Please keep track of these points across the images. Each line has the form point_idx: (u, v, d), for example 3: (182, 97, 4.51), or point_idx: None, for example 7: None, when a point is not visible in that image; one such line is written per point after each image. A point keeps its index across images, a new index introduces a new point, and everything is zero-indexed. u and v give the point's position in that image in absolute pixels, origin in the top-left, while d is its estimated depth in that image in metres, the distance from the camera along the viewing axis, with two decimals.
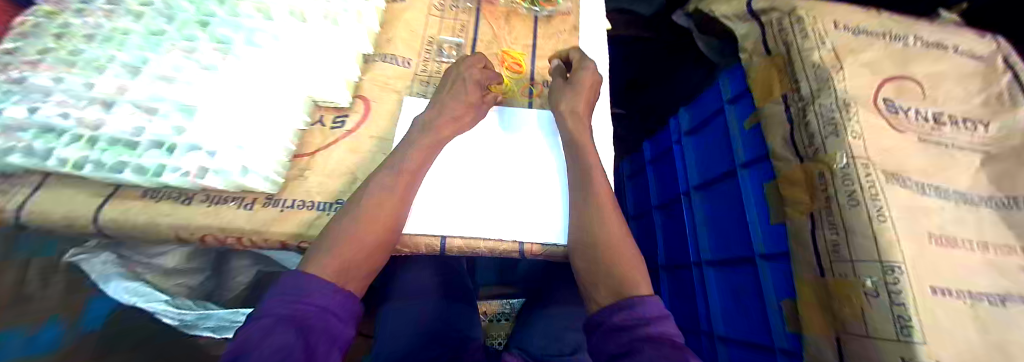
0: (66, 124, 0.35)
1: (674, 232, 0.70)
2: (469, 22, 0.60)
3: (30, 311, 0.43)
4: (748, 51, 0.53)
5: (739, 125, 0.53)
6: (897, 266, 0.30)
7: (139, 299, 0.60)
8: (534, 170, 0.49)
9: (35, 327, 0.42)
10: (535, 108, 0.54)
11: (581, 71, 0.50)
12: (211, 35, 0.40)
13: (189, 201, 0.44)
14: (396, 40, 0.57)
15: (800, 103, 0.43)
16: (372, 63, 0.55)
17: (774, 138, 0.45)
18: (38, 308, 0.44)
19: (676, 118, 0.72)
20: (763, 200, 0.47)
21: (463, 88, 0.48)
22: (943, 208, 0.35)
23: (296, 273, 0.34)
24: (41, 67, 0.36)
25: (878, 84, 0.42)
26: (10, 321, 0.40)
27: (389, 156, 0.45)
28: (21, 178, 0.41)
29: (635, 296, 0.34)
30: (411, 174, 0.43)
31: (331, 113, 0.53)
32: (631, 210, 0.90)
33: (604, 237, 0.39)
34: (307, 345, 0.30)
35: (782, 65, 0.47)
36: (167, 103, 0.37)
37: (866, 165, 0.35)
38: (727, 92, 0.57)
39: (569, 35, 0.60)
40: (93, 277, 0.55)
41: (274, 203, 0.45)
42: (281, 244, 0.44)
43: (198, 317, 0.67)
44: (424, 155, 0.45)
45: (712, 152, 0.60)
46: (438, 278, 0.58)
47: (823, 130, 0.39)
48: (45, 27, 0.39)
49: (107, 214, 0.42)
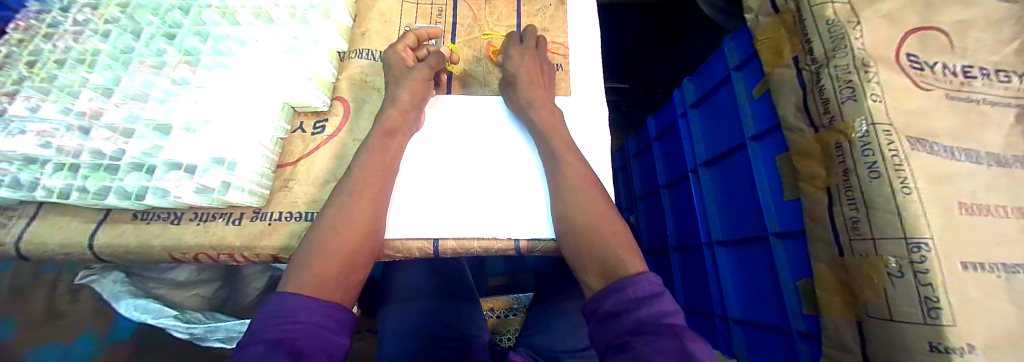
0: (48, 153, 0.35)
1: (682, 211, 0.68)
2: (446, 6, 0.56)
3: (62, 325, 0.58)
4: (752, 11, 0.48)
5: (747, 95, 0.50)
6: (924, 243, 0.28)
7: (148, 316, 0.61)
8: (524, 160, 0.47)
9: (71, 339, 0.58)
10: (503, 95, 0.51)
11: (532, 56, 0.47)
12: (179, 47, 0.39)
13: (179, 221, 0.43)
14: (371, 32, 0.54)
15: (813, 66, 0.39)
16: (348, 60, 0.52)
17: (788, 106, 0.41)
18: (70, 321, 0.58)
19: (681, 90, 0.68)
20: (776, 174, 0.44)
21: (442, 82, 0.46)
22: (973, 173, 0.32)
23: (280, 294, 0.33)
24: (17, 97, 0.36)
25: (898, 38, 0.37)
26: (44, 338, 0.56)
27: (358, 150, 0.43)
28: (17, 210, 0.43)
29: (627, 276, 0.32)
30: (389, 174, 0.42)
31: (311, 118, 0.50)
32: (639, 189, 0.88)
33: (582, 216, 0.37)
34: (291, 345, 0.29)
35: (791, 24, 0.42)
36: (141, 124, 0.37)
37: (889, 131, 0.32)
38: (733, 59, 0.53)
39: (556, 10, 0.55)
40: (109, 295, 0.60)
41: (262, 217, 0.44)
42: (273, 257, 0.43)
43: (208, 330, 0.65)
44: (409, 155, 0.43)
45: (720, 125, 0.56)
46: (437, 279, 0.57)
47: (840, 93, 0.35)
48: (17, 56, 0.40)
49: (100, 240, 0.42)
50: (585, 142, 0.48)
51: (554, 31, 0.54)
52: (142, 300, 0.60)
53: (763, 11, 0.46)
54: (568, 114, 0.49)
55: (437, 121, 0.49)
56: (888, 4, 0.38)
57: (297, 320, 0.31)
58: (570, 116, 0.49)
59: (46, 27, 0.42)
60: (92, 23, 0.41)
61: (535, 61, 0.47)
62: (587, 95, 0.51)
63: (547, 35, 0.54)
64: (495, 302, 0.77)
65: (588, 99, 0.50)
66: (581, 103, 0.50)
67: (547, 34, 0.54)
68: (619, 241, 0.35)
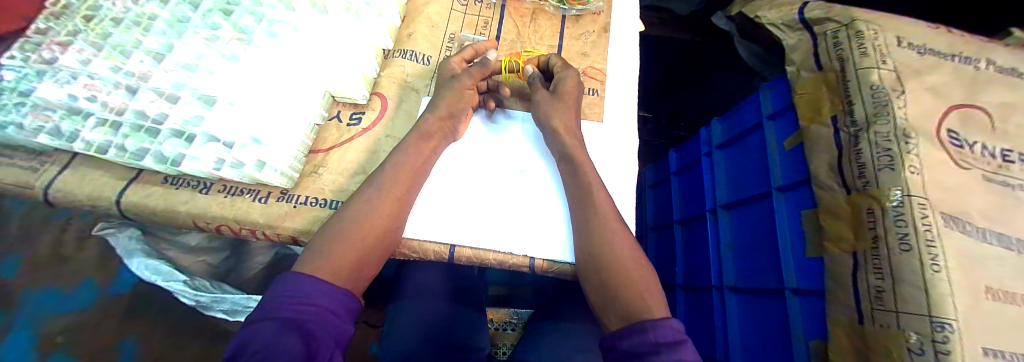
0: (92, 107, 0.37)
1: (695, 250, 0.67)
2: (492, 19, 0.57)
3: (67, 272, 0.53)
4: (794, 64, 0.49)
5: (778, 146, 0.50)
6: (948, 323, 0.28)
7: (158, 278, 0.60)
8: (549, 179, 0.48)
9: (70, 286, 0.53)
10: (519, 111, 0.53)
11: (563, 79, 0.47)
12: (234, 24, 0.40)
13: (207, 191, 0.44)
14: (417, 34, 0.55)
15: (852, 128, 0.39)
16: (391, 59, 0.54)
17: (820, 164, 0.41)
18: (75, 268, 0.54)
19: (708, 130, 0.68)
20: (799, 229, 0.44)
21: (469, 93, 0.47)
22: (1006, 259, 0.32)
23: (294, 275, 0.33)
24: (69, 49, 0.38)
25: (940, 111, 0.37)
26: (42, 282, 0.50)
27: (392, 149, 0.44)
28: (51, 157, 0.44)
29: (650, 320, 0.32)
30: (416, 174, 0.42)
31: (349, 109, 0.51)
32: (651, 221, 0.87)
33: (608, 249, 0.37)
34: (305, 336, 0.30)
35: (833, 81, 0.42)
36: (186, 92, 0.38)
37: (924, 205, 0.31)
38: (767, 107, 0.53)
39: (598, 37, 0.56)
40: (121, 252, 0.59)
41: (288, 198, 0.45)
42: (292, 239, 0.44)
43: (213, 300, 0.64)
44: (429, 157, 0.44)
45: (745, 170, 0.56)
46: (449, 284, 0.58)
47: (876, 159, 0.35)
48: (76, 10, 0.41)
49: (128, 198, 0.43)
50: (611, 169, 0.48)
51: (593, 57, 0.55)
52: (156, 261, 0.60)
53: (805, 66, 0.47)
54: (597, 139, 0.50)
55: (470, 129, 0.51)
56: (931, 77, 0.39)
57: (309, 305, 0.32)
58: (600, 141, 0.50)
59: None
60: None
61: (576, 93, 0.47)
62: (618, 123, 0.51)
63: (586, 59, 0.55)
64: (494, 314, 0.77)
65: (618, 127, 0.51)
66: (611, 131, 0.50)
67: (586, 59, 0.55)
68: (639, 274, 0.36)
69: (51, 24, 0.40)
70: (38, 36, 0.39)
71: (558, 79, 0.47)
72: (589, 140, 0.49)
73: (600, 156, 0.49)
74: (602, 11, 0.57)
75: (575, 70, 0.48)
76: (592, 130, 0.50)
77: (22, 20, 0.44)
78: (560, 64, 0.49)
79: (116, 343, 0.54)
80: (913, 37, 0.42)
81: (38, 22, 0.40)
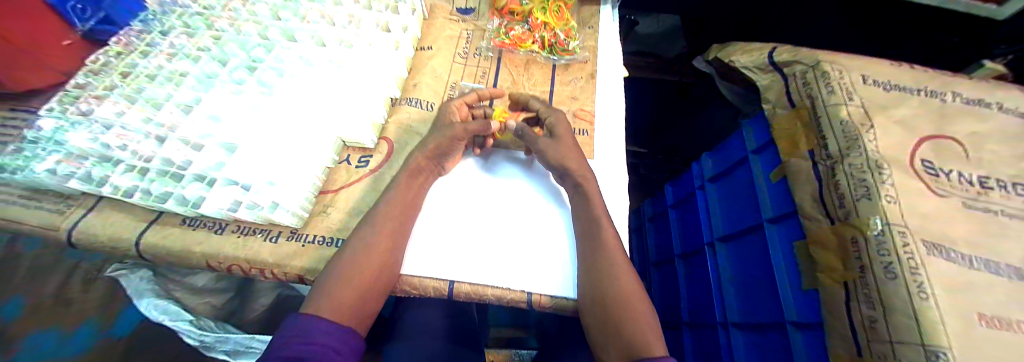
0: (124, 155, 0.41)
1: (697, 284, 0.67)
2: (490, 70, 0.62)
3: (68, 313, 0.54)
4: (770, 102, 0.52)
5: (765, 178, 0.52)
6: (942, 351, 0.28)
7: (166, 317, 0.58)
8: (546, 214, 0.50)
9: (69, 328, 0.53)
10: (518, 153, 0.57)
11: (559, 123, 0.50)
12: (258, 79, 0.46)
13: (221, 231, 0.47)
14: (422, 85, 0.60)
15: (829, 160, 0.41)
16: (398, 106, 0.58)
17: (804, 196, 0.43)
18: (77, 309, 0.55)
19: (699, 164, 0.71)
20: (793, 259, 0.45)
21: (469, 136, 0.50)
22: (1000, 285, 0.32)
23: (296, 316, 0.35)
24: (103, 100, 0.42)
25: (913, 144, 0.39)
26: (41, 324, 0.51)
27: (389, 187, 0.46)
28: (79, 201, 0.47)
29: (647, 358, 0.33)
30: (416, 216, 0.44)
31: (358, 152, 0.55)
32: (654, 255, 0.87)
33: (608, 284, 0.39)
34: None
35: (807, 117, 0.45)
36: (211, 141, 0.42)
37: (903, 233, 0.33)
38: (750, 143, 0.56)
39: (586, 82, 0.61)
40: (131, 292, 0.59)
41: (297, 237, 0.47)
42: (298, 278, 0.45)
43: (216, 340, 0.59)
44: None
45: (736, 202, 0.58)
46: (446, 321, 0.58)
47: (854, 190, 0.37)
48: (113, 65, 0.46)
49: (147, 239, 0.46)
50: (611, 203, 0.50)
51: (582, 100, 0.59)
52: (164, 300, 0.59)
53: (780, 104, 0.50)
54: None
55: (471, 170, 0.54)
56: (899, 112, 0.41)
57: (317, 344, 0.33)
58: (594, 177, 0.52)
59: (143, 45, 0.49)
60: (185, 48, 0.48)
61: (570, 133, 0.50)
62: (611, 160, 0.54)
63: (576, 102, 0.59)
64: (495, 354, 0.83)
65: (611, 164, 0.53)
66: (603, 168, 0.53)
67: (576, 102, 0.59)
68: (639, 306, 0.37)
69: (89, 78, 0.45)
70: (76, 89, 0.43)
71: (548, 122, 0.51)
72: (606, 171, 0.53)
73: (614, 188, 0.51)
74: (589, 60, 0.63)
75: (560, 112, 0.52)
76: None
77: (59, 73, 0.51)
78: (545, 109, 0.52)
79: None
80: (878, 75, 0.45)
81: (78, 77, 0.45)
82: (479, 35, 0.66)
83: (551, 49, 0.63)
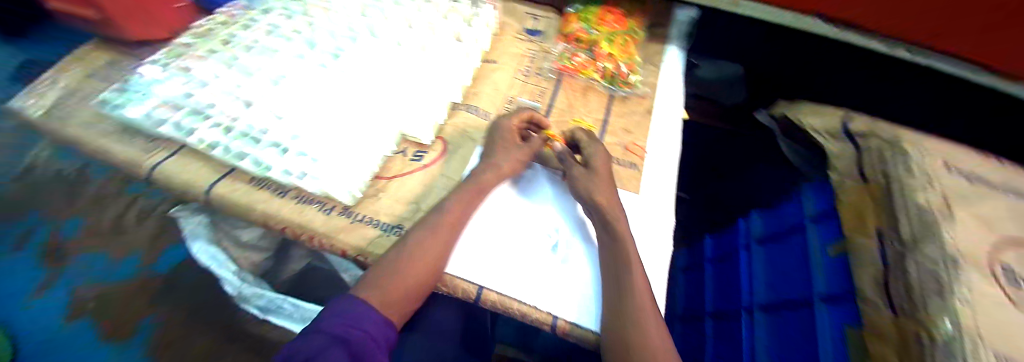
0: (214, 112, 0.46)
1: (727, 349, 0.64)
2: (549, 90, 0.64)
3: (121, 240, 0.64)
4: (838, 171, 0.52)
5: (821, 251, 0.51)
6: None
7: (214, 264, 0.63)
8: (580, 242, 0.51)
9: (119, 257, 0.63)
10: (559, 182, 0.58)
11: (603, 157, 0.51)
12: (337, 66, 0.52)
13: (283, 195, 0.50)
14: (482, 93, 0.63)
15: (900, 246, 0.39)
16: (457, 111, 0.60)
17: (865, 278, 0.41)
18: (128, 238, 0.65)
19: (747, 222, 0.72)
20: (841, 341, 0.43)
21: (519, 151, 0.52)
22: None
23: (347, 297, 0.38)
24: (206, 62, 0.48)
25: (998, 245, 0.35)
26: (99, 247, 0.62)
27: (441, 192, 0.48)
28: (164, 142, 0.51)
29: None
30: (456, 218, 0.45)
31: (414, 146, 0.56)
32: (680, 307, 0.83)
33: (635, 334, 0.37)
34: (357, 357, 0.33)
35: (879, 196, 0.44)
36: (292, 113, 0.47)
37: (976, 340, 0.29)
38: (811, 211, 0.57)
39: (642, 117, 0.62)
40: (188, 233, 0.64)
41: (347, 214, 0.48)
42: (342, 252, 0.46)
43: (253, 295, 0.62)
44: (473, 199, 0.47)
45: (786, 267, 0.58)
46: (463, 326, 0.58)
47: (927, 283, 0.34)
48: (215, 31, 0.53)
49: (216, 189, 0.49)
50: (648, 241, 0.49)
51: (635, 135, 0.59)
52: (213, 248, 0.64)
53: (850, 176, 0.50)
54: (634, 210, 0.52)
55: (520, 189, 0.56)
56: (985, 208, 0.38)
57: (362, 331, 0.35)
58: (635, 213, 0.52)
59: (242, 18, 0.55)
60: (279, 27, 0.54)
61: (606, 168, 0.51)
62: (655, 198, 0.53)
63: (630, 135, 0.59)
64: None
65: (654, 202, 0.53)
66: (646, 205, 0.53)
67: (629, 135, 0.59)
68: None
69: (196, 40, 0.52)
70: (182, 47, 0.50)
71: (587, 153, 0.52)
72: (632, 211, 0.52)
73: (638, 226, 0.50)
74: (647, 96, 0.64)
75: (600, 147, 0.53)
76: (629, 200, 0.53)
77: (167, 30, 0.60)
78: (585, 137, 0.54)
79: (141, 319, 0.61)
80: (960, 164, 0.43)
81: (186, 37, 0.52)
82: (544, 56, 0.69)
83: (612, 80, 0.64)
